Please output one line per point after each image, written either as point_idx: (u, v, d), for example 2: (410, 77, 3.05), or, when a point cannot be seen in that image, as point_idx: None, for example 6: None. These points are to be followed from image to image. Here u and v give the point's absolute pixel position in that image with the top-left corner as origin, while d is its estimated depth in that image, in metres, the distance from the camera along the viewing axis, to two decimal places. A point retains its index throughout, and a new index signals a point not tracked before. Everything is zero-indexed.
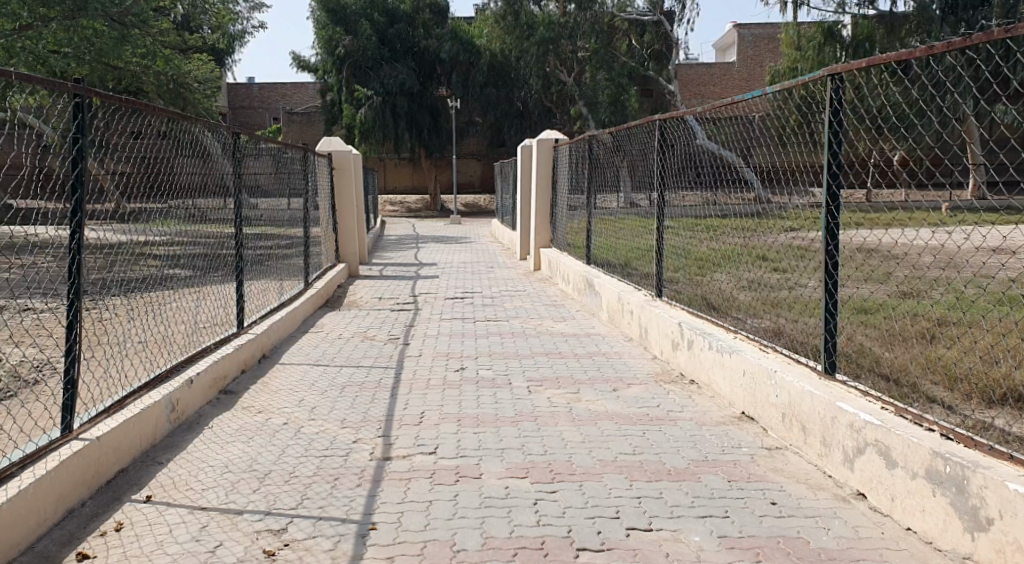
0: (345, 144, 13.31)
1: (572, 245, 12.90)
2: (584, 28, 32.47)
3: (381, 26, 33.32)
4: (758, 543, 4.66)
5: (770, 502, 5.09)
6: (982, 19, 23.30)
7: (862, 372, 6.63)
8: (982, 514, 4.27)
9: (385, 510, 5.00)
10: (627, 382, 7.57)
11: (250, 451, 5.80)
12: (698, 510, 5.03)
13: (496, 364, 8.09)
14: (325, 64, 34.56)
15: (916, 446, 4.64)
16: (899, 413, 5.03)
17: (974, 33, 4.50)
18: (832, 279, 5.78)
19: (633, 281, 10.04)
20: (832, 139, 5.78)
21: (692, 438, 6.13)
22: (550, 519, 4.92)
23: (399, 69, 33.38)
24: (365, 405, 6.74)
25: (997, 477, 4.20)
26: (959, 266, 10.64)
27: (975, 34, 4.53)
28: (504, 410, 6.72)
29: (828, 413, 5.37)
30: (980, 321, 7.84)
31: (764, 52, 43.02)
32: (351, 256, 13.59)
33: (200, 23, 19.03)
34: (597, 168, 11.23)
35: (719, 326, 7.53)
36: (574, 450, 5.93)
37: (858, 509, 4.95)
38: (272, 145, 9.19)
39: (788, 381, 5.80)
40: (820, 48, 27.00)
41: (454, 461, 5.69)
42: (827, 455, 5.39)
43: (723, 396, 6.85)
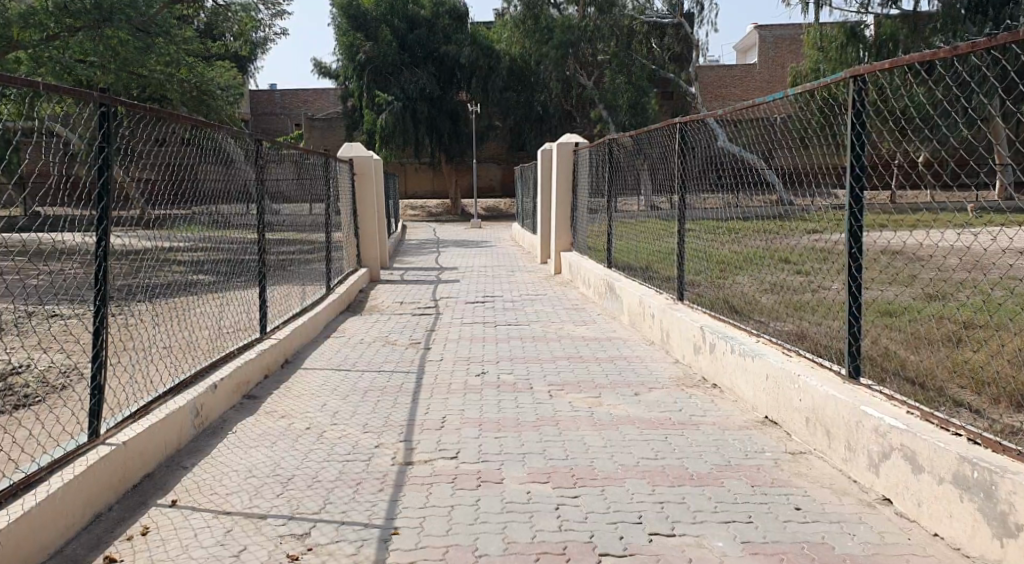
0: (366, 150, 13.33)
1: (593, 248, 12.91)
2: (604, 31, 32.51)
3: (401, 32, 33.43)
4: (782, 548, 4.63)
5: (794, 507, 5.05)
6: (1005, 19, 23.25)
7: (887, 372, 6.56)
8: (1010, 520, 4.17)
9: (407, 515, 5.00)
10: (648, 386, 7.57)
11: (273, 455, 5.82)
12: (721, 516, 5.00)
13: (518, 369, 8.09)
14: (343, 69, 34.62)
15: (943, 452, 4.55)
16: (925, 417, 4.93)
17: (999, 34, 4.46)
18: (855, 282, 5.72)
19: (654, 285, 10.04)
20: (855, 142, 5.74)
21: (715, 443, 6.12)
22: (572, 524, 4.92)
23: (419, 73, 33.47)
24: (387, 410, 6.75)
25: None
26: (984, 268, 10.50)
27: (1000, 34, 4.48)
28: (525, 415, 6.73)
29: (852, 418, 5.29)
30: (1006, 323, 7.73)
31: (785, 53, 42.88)
32: (373, 260, 13.61)
33: (222, 31, 19.15)
34: (618, 170, 11.23)
35: (741, 330, 7.52)
36: (596, 455, 5.93)
37: (883, 514, 4.88)
38: (294, 150, 9.23)
39: (812, 385, 5.77)
40: (843, 49, 26.84)
41: (476, 466, 5.69)
42: (852, 459, 5.32)
43: (746, 400, 6.85)
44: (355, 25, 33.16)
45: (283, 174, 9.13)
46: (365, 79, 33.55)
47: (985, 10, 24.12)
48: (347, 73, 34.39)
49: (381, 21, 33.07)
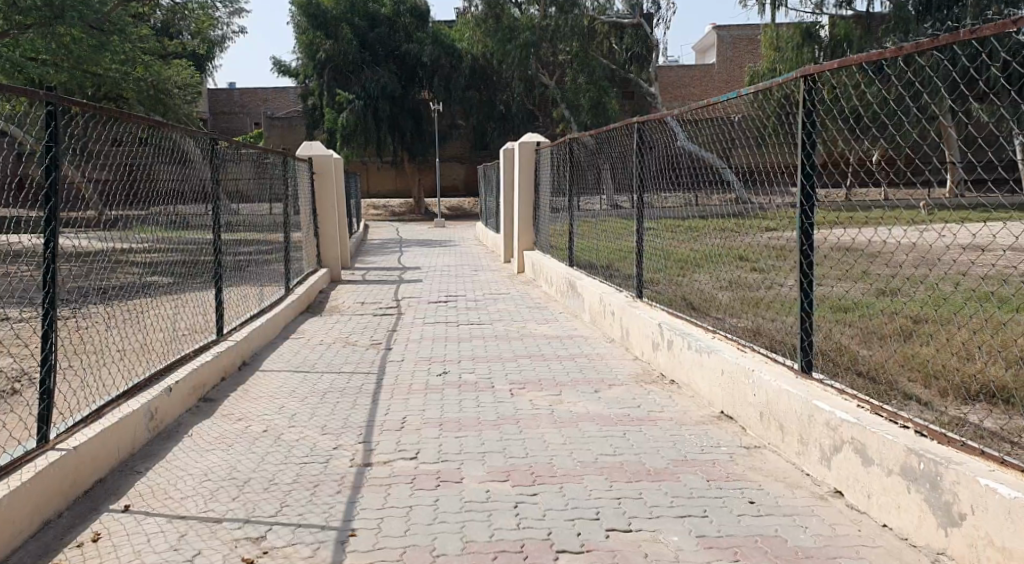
0: (325, 148, 13.28)
1: (555, 247, 12.97)
2: (565, 31, 32.40)
3: (362, 30, 33.22)
4: (736, 542, 4.68)
5: (748, 501, 5.12)
6: (954, 20, 23.64)
7: (841, 365, 6.64)
8: (954, 510, 4.23)
9: (365, 516, 5.00)
10: (609, 383, 7.63)
11: (229, 459, 5.79)
12: (677, 510, 5.06)
13: (479, 368, 8.10)
14: (303, 68, 34.38)
15: (891, 444, 4.61)
16: (874, 411, 5.02)
17: (940, 36, 4.57)
18: (808, 279, 5.79)
19: (616, 283, 10.14)
20: (806, 141, 5.83)
21: (672, 439, 6.19)
22: (530, 523, 4.95)
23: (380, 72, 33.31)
24: (346, 412, 6.73)
25: (969, 473, 4.17)
26: (936, 263, 10.68)
27: (942, 35, 4.59)
28: (486, 414, 6.75)
29: (804, 413, 5.36)
30: (956, 316, 7.88)
31: (743, 54, 43.22)
32: (333, 260, 13.49)
33: (179, 28, 18.94)
34: (578, 169, 11.29)
35: (699, 326, 7.60)
36: (555, 452, 5.98)
37: (835, 507, 4.95)
38: (253, 150, 9.18)
39: (765, 380, 5.85)
40: (800, 49, 27.12)
41: (435, 465, 5.71)
42: (805, 453, 5.39)
43: (703, 396, 6.93)
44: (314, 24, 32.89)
45: (242, 172, 9.13)
46: (326, 77, 33.58)
47: (934, 12, 24.50)
48: (308, 72, 34.14)
49: (341, 19, 32.81)
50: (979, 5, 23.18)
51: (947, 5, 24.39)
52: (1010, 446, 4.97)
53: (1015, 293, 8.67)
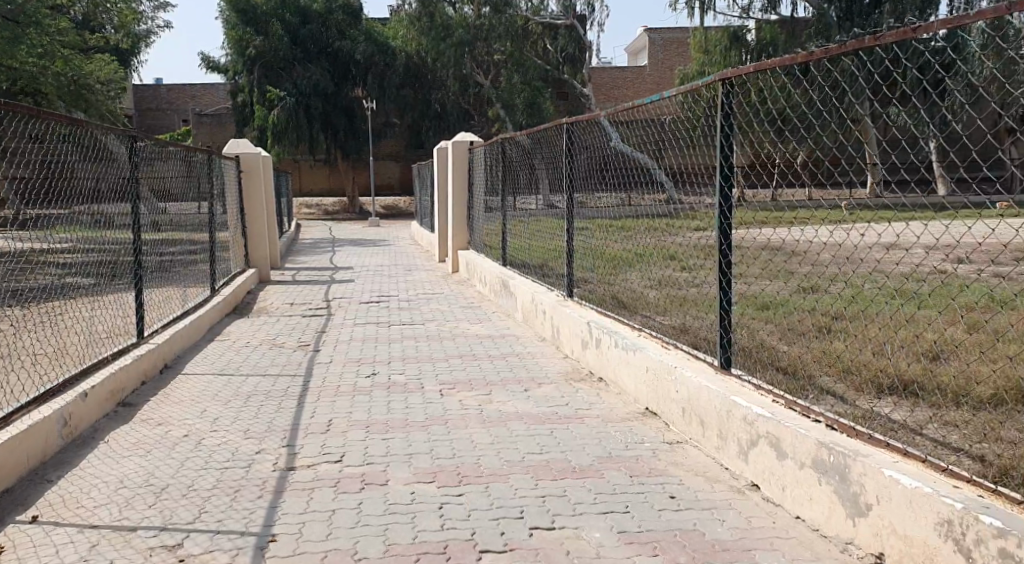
0: (253, 147, 13.13)
1: (488, 246, 13.01)
2: (500, 31, 32.59)
3: (293, 26, 32.83)
4: (655, 537, 4.75)
5: (669, 496, 5.20)
6: (873, 24, 24.25)
7: (762, 360, 6.78)
8: (861, 500, 4.36)
9: (286, 521, 4.98)
10: (538, 382, 7.68)
11: (146, 465, 5.71)
12: (600, 507, 5.13)
13: (409, 369, 8.09)
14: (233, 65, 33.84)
15: (803, 438, 4.73)
16: (788, 406, 5.14)
17: (848, 41, 4.79)
18: (726, 278, 5.94)
19: (547, 282, 10.22)
20: (724, 144, 6.01)
21: (598, 436, 6.26)
22: (454, 523, 4.97)
23: (311, 69, 33.04)
24: (271, 415, 6.68)
25: (875, 464, 4.29)
26: (855, 261, 10.96)
27: (849, 41, 4.81)
28: (414, 415, 6.75)
29: (723, 409, 5.47)
30: (873, 312, 8.10)
31: (674, 56, 43.80)
32: (262, 260, 13.35)
33: (101, 22, 18.54)
34: (510, 169, 11.37)
35: (626, 325, 7.69)
36: (482, 452, 6.01)
37: (752, 500, 5.06)
38: (176, 148, 9.06)
39: (687, 377, 5.95)
40: (728, 52, 27.60)
41: (360, 468, 5.70)
42: (724, 448, 5.49)
43: (629, 393, 7.02)
44: (243, 20, 32.40)
45: (169, 170, 9.00)
46: (255, 74, 33.40)
47: (854, 18, 25.12)
48: (237, 68, 33.62)
49: (270, 15, 32.35)
50: (897, 10, 23.80)
51: (866, 11, 25.01)
52: (917, 438, 5.13)
53: (930, 291, 8.93)
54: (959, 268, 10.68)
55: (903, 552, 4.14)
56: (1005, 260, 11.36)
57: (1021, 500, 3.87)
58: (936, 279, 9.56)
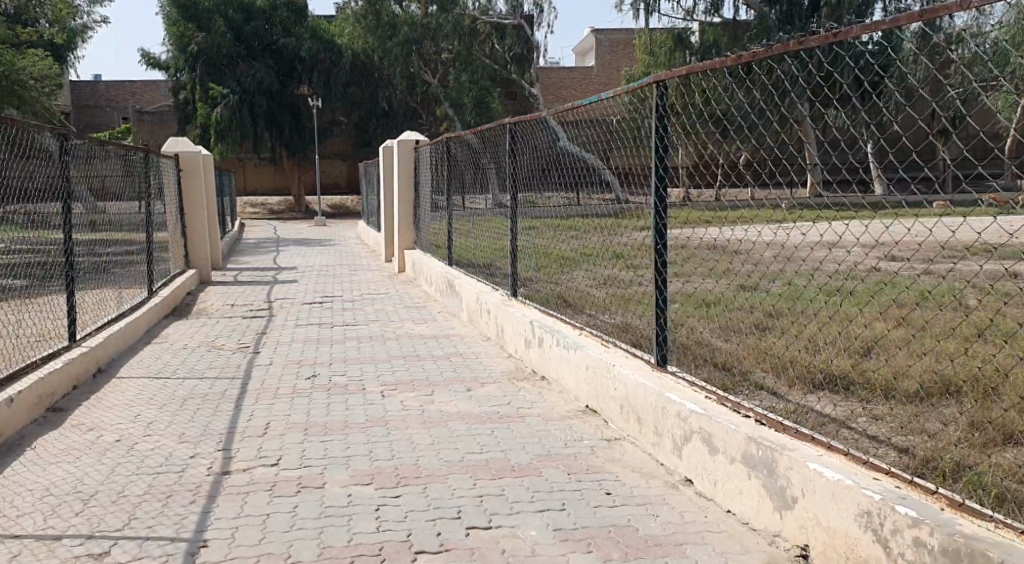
0: (193, 146, 12.96)
1: (434, 245, 12.99)
2: (446, 30, 32.69)
3: (237, 23, 32.36)
4: (590, 534, 4.78)
5: (605, 492, 5.24)
6: (812, 27, 24.65)
7: (699, 356, 6.86)
8: (787, 493, 4.42)
9: (219, 526, 4.93)
10: (481, 381, 7.69)
11: (75, 472, 5.61)
12: (536, 505, 5.15)
13: (350, 371, 8.05)
14: (175, 61, 33.20)
15: (733, 434, 4.80)
16: (721, 401, 5.20)
17: (775, 45, 4.94)
18: (661, 277, 6.06)
19: (492, 282, 10.24)
20: (659, 145, 6.12)
21: (538, 434, 6.28)
22: (390, 525, 4.96)
23: (256, 67, 32.62)
24: (207, 418, 6.61)
25: (800, 458, 4.37)
26: (794, 259, 11.13)
27: (776, 45, 4.95)
28: (354, 417, 6.73)
29: (659, 405, 5.52)
30: (809, 310, 8.23)
31: (620, 57, 44.14)
32: (203, 261, 13.20)
33: (33, 16, 18.14)
34: (455, 168, 11.39)
35: (568, 323, 7.73)
36: (421, 453, 5.99)
37: (685, 495, 5.11)
38: (113, 147, 8.91)
39: (625, 375, 6.00)
40: (672, 54, 27.86)
41: (297, 471, 5.67)
42: (659, 444, 5.54)
43: (570, 391, 7.06)
44: (184, 16, 31.84)
45: (104, 169, 8.84)
46: (198, 71, 32.67)
47: (794, 21, 25.50)
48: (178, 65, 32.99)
49: (212, 11, 31.81)
50: (835, 14, 24.21)
51: (805, 15, 25.41)
52: (846, 433, 5.24)
53: (865, 288, 9.09)
54: (894, 266, 10.89)
55: (826, 544, 4.21)
56: (937, 258, 11.62)
57: (933, 489, 3.99)
58: (871, 277, 9.73)
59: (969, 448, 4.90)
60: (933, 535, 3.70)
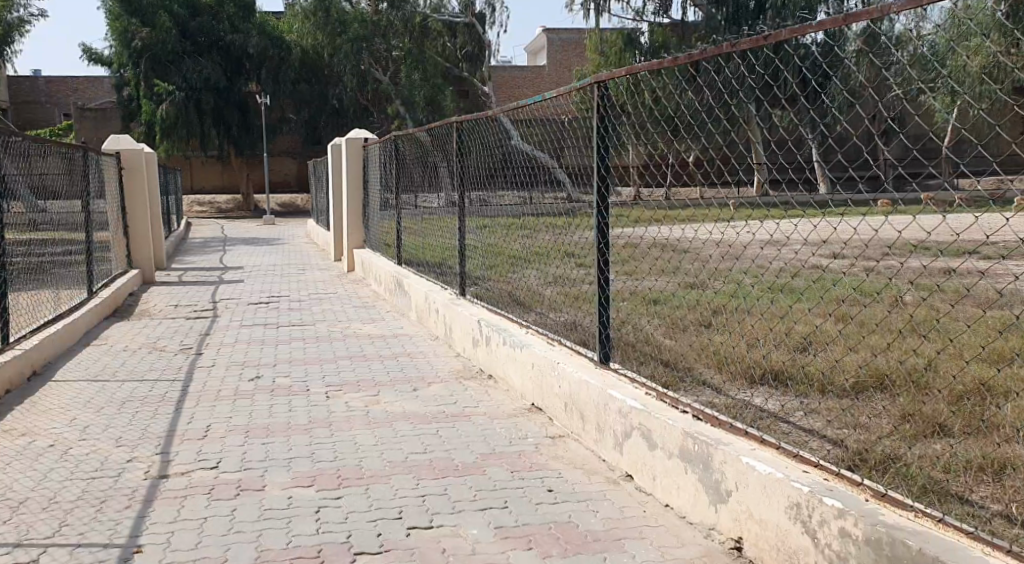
0: (134, 143, 12.80)
1: (384, 245, 12.90)
2: (397, 27, 33.47)
3: (182, 18, 31.72)
4: (530, 531, 4.77)
5: (546, 490, 5.24)
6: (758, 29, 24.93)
7: (643, 352, 6.89)
8: (722, 487, 4.45)
9: (154, 531, 4.85)
10: (427, 380, 7.66)
11: (6, 478, 5.48)
12: (478, 504, 5.13)
13: (295, 371, 7.96)
14: (118, 56, 32.28)
15: (671, 429, 4.82)
16: (660, 398, 5.22)
17: (708, 48, 5.05)
18: (604, 276, 6.11)
19: (440, 282, 10.20)
20: (600, 145, 6.21)
21: (482, 433, 6.26)
22: (330, 526, 4.91)
23: (203, 63, 31.80)
24: (145, 421, 6.50)
25: (734, 452, 4.40)
26: (739, 257, 11.23)
27: (709, 48, 5.06)
28: (297, 418, 6.66)
29: (601, 402, 5.53)
30: (753, 306, 8.32)
31: (572, 56, 44.33)
32: (146, 261, 12.99)
33: None
34: (404, 167, 11.38)
35: (514, 321, 7.73)
36: (364, 454, 5.95)
37: (625, 490, 5.13)
38: (46, 144, 8.71)
39: (568, 373, 6.00)
40: (623, 55, 28.01)
41: (236, 474, 5.59)
42: (601, 440, 5.55)
43: (516, 389, 7.06)
44: (128, 11, 31.19)
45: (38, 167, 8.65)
46: (143, 67, 31.56)
47: (741, 22, 25.78)
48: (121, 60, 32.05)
49: (157, 6, 31.17)
50: (779, 15, 24.51)
51: (751, 17, 25.69)
52: (783, 426, 5.30)
53: (807, 286, 9.20)
54: (836, 263, 11.04)
55: (759, 537, 4.24)
56: (878, 255, 11.80)
57: (860, 480, 4.04)
58: (813, 274, 9.86)
59: (900, 439, 4.99)
60: (858, 526, 3.74)
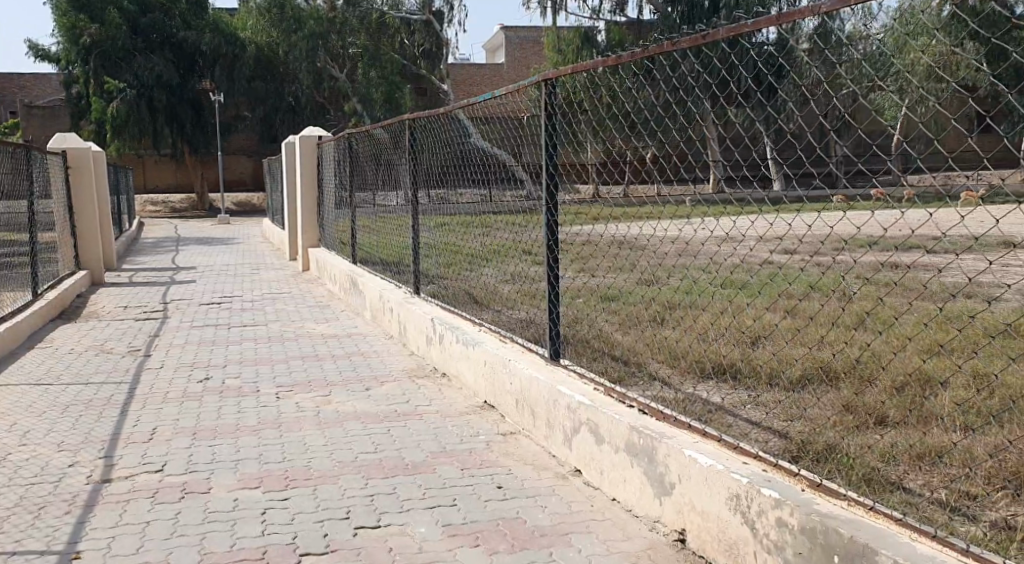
0: (80, 142, 12.61)
1: (339, 243, 12.77)
2: (353, 24, 33.84)
3: (131, 14, 31.18)
4: (478, 528, 4.73)
5: (495, 486, 5.20)
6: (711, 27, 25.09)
7: (594, 347, 6.88)
8: (666, 480, 4.44)
9: (94, 536, 4.75)
10: (380, 380, 7.59)
11: None
12: (426, 502, 5.07)
13: (245, 373, 7.86)
14: (66, 53, 31.73)
15: (617, 423, 4.80)
16: (608, 393, 5.20)
17: (650, 47, 5.13)
18: (554, 273, 6.16)
19: (395, 281, 10.13)
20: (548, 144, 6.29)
21: (434, 431, 6.21)
22: (276, 528, 4.84)
23: (154, 59, 31.39)
24: (89, 425, 6.38)
25: (676, 445, 4.39)
26: (693, 253, 11.26)
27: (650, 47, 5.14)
28: (247, 419, 6.58)
29: (550, 399, 5.49)
30: (704, 302, 8.34)
31: (530, 55, 44.39)
32: (94, 261, 12.78)
33: None
34: (357, 165, 11.34)
35: (468, 319, 7.68)
36: (313, 455, 5.87)
37: (574, 485, 5.11)
38: None
39: (519, 370, 5.96)
40: (580, 53, 28.07)
41: (182, 477, 5.49)
42: (551, 436, 5.52)
43: (468, 387, 7.01)
44: (76, 7, 30.57)
45: None
46: (92, 64, 31.04)
47: (695, 21, 25.94)
48: (69, 57, 31.51)
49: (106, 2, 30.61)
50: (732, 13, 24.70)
51: (705, 15, 25.87)
52: (730, 419, 5.30)
53: (758, 281, 9.26)
54: (788, 259, 11.12)
55: (700, 528, 4.24)
56: (829, 250, 11.90)
57: (796, 471, 4.05)
58: (764, 270, 9.92)
59: (842, 430, 5.03)
60: (793, 515, 3.74)
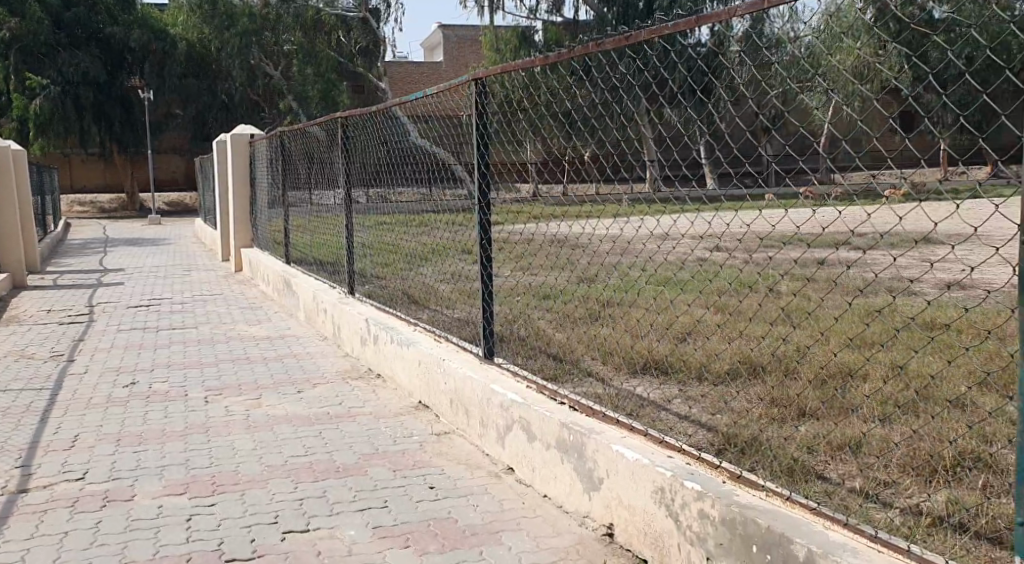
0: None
1: (273, 243, 12.53)
2: (287, 21, 33.73)
3: (53, 9, 30.28)
4: (409, 529, 4.62)
5: (427, 486, 5.10)
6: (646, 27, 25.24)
7: (528, 345, 6.81)
8: (595, 475, 4.38)
9: (7, 549, 4.54)
10: (313, 382, 7.44)
11: None
12: (357, 504, 4.95)
13: (173, 377, 7.64)
14: None
15: (548, 420, 4.73)
16: (541, 390, 5.13)
17: (578, 47, 5.11)
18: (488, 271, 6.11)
19: (330, 281, 9.96)
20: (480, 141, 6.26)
21: (367, 433, 6.09)
22: (200, 534, 4.68)
23: (78, 55, 30.50)
24: (6, 434, 6.13)
25: (605, 440, 4.33)
26: (629, 251, 11.27)
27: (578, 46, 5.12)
28: (173, 424, 6.38)
29: (483, 398, 5.41)
30: (640, 300, 8.33)
31: (468, 54, 44.27)
32: (15, 264, 12.33)
33: None
34: (291, 164, 11.17)
35: (402, 319, 7.56)
36: (242, 459, 5.70)
37: (507, 483, 5.03)
38: None
39: (453, 369, 5.87)
40: (518, 52, 28.04)
41: (103, 485, 5.30)
42: (485, 435, 5.44)
43: (403, 387, 6.90)
44: None
45: None
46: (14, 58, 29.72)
47: (630, 20, 26.07)
48: None
49: None
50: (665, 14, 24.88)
51: (640, 15, 26.01)
52: (663, 414, 5.27)
53: (693, 278, 9.29)
54: (722, 257, 11.18)
55: (628, 522, 4.19)
56: (763, 247, 12.00)
57: (718, 463, 4.02)
58: (698, 267, 9.96)
59: (766, 422, 5.04)
60: (714, 506, 3.71)
